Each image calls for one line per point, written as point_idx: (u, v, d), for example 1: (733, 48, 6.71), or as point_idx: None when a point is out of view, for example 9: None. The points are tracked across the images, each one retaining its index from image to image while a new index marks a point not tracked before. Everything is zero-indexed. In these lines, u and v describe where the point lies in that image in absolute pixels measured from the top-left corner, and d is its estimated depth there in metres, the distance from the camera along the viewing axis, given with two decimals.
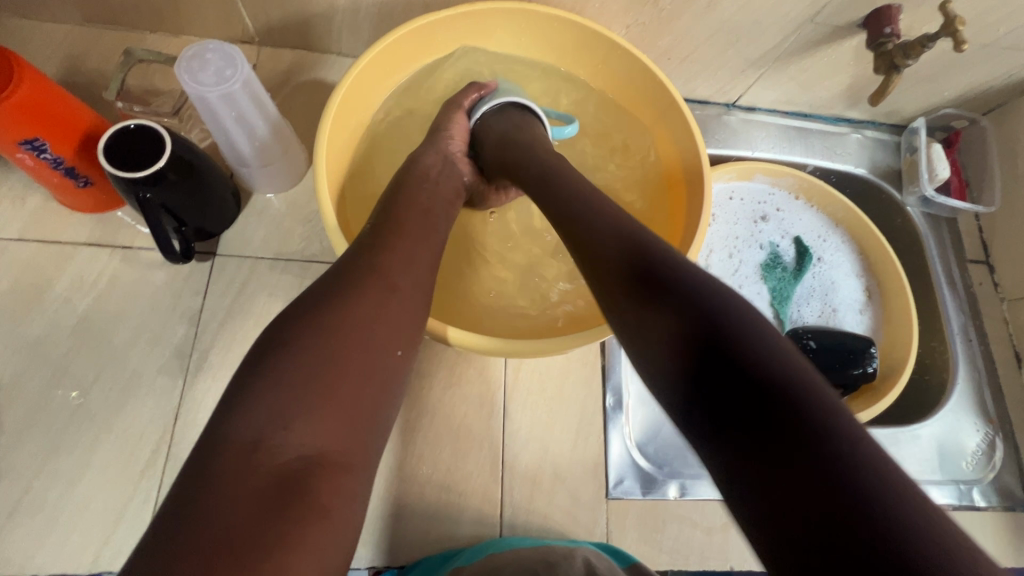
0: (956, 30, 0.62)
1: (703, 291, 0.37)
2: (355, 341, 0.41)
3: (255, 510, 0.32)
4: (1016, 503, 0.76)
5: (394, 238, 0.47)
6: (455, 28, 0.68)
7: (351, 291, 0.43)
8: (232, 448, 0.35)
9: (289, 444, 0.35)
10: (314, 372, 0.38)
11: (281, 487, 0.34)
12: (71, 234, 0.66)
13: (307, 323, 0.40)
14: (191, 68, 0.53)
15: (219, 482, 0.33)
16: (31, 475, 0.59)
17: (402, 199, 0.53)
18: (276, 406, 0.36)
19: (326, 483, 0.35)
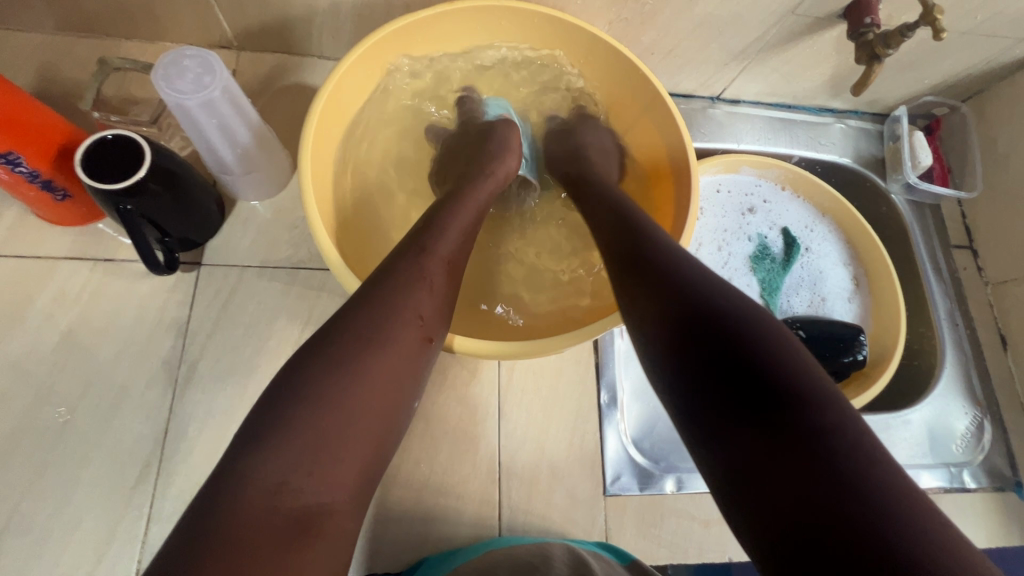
0: (935, 18, 0.62)
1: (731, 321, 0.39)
2: (383, 389, 0.41)
3: (273, 551, 0.33)
4: (1006, 484, 0.78)
5: (437, 279, 0.47)
6: (437, 28, 0.68)
7: (389, 338, 0.42)
8: (255, 486, 0.34)
9: (311, 488, 0.36)
10: (341, 418, 0.38)
11: (297, 527, 0.34)
12: (52, 247, 0.65)
13: (338, 361, 0.40)
14: (167, 75, 0.52)
15: (243, 519, 0.33)
16: (19, 495, 0.58)
17: (448, 228, 0.51)
18: (303, 448, 0.36)
19: (331, 525, 0.36)
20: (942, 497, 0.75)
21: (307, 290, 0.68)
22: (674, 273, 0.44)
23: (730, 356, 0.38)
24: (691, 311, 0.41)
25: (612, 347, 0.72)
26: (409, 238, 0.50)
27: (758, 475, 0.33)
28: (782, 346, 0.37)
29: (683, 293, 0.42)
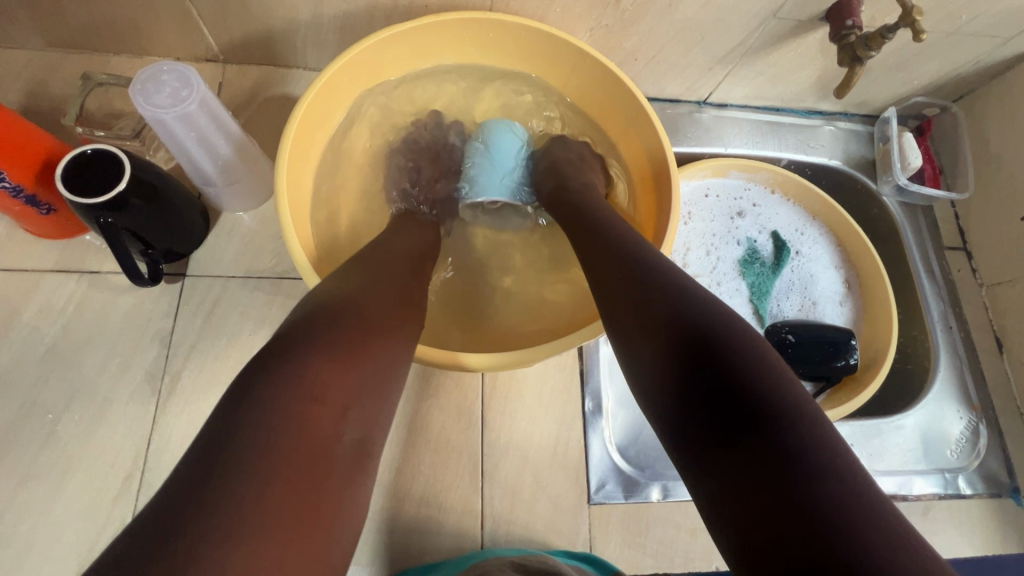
0: (914, 20, 0.62)
1: (717, 330, 0.40)
2: (387, 349, 0.45)
3: (315, 475, 0.35)
4: (1003, 490, 0.76)
5: (413, 272, 0.55)
6: (420, 40, 0.68)
7: (390, 307, 0.47)
8: (300, 408, 0.36)
9: (344, 422, 0.38)
10: (361, 362, 0.42)
11: (338, 457, 0.37)
12: (38, 260, 0.65)
13: (351, 316, 0.43)
14: (145, 90, 0.53)
15: (293, 437, 0.35)
16: (3, 505, 0.58)
17: (401, 235, 0.62)
18: (334, 378, 0.39)
19: (363, 463, 0.38)
20: (936, 504, 0.74)
21: (290, 299, 0.68)
22: (646, 270, 0.47)
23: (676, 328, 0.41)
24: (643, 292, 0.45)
25: (597, 353, 0.71)
26: (377, 245, 0.57)
27: (724, 478, 0.34)
28: (766, 358, 0.39)
29: (654, 287, 0.45)
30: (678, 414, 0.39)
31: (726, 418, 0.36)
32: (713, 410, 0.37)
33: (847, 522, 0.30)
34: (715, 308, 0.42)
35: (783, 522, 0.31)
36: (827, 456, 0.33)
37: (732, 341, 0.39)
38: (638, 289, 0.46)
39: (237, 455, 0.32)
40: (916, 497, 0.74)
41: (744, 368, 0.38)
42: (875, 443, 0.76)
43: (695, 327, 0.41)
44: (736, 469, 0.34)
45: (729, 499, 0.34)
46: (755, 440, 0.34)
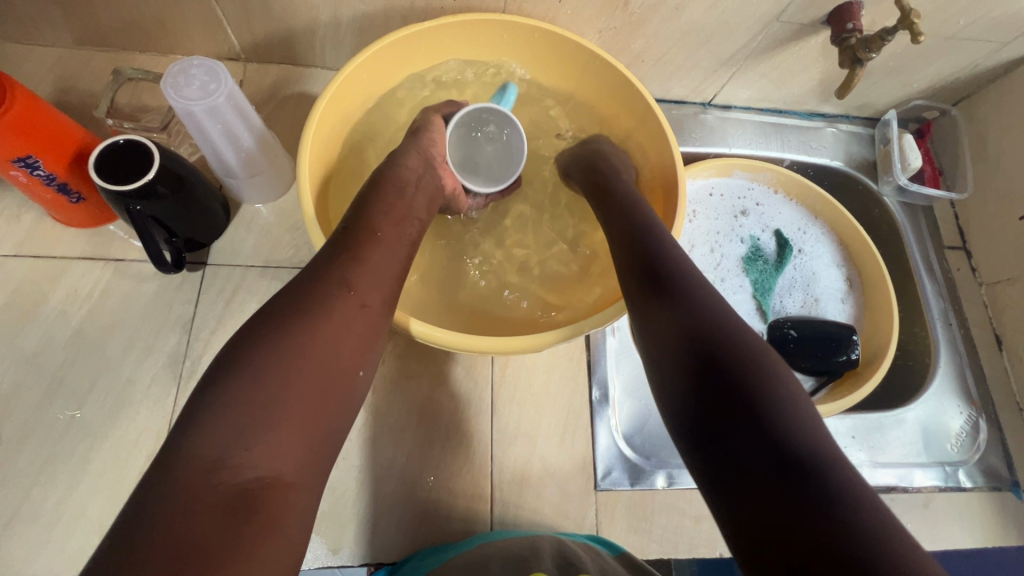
0: (912, 22, 0.64)
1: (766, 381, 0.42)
2: (313, 363, 0.43)
3: (214, 524, 0.35)
4: (1002, 484, 0.77)
5: (376, 252, 0.51)
6: (438, 40, 0.71)
7: (321, 310, 0.45)
8: (196, 463, 0.37)
9: (247, 465, 0.38)
10: (274, 388, 0.41)
11: (238, 501, 0.36)
12: (66, 248, 0.68)
13: (270, 340, 0.43)
14: (176, 83, 0.55)
15: (179, 495, 0.35)
16: (28, 484, 0.60)
17: (370, 203, 0.55)
18: (237, 424, 0.39)
19: (277, 501, 0.38)
20: (937, 496, 0.75)
21: None
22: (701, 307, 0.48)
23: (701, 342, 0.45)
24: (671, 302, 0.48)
25: (604, 344, 0.73)
26: (345, 222, 0.53)
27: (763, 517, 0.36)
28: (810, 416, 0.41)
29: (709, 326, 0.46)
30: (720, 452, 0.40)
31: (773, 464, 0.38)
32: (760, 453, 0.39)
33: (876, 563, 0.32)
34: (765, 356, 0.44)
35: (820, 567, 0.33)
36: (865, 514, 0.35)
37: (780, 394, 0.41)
38: (665, 299, 0.49)
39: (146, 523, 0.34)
40: (917, 489, 0.75)
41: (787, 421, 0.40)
42: (876, 436, 0.77)
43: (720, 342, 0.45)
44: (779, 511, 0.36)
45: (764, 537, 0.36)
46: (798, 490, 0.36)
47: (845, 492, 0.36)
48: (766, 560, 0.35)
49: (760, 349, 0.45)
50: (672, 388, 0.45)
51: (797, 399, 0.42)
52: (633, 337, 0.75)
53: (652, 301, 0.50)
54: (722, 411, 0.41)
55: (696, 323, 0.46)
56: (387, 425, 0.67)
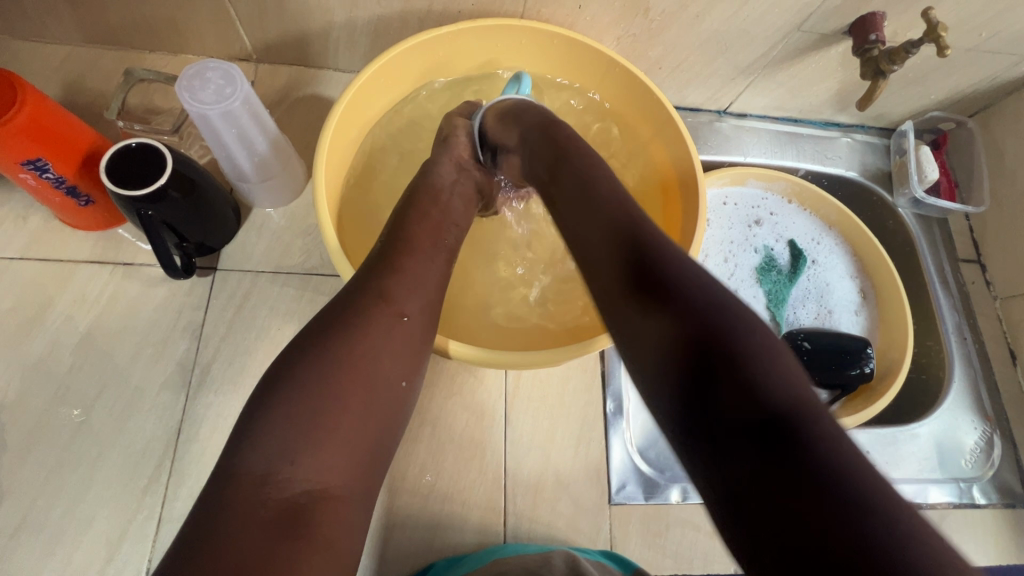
0: (939, 36, 0.64)
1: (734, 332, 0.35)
2: (357, 375, 0.42)
3: (262, 541, 0.35)
4: (1017, 500, 0.77)
5: (416, 261, 0.50)
6: (454, 45, 0.70)
7: (360, 321, 0.44)
8: (245, 479, 0.37)
9: (294, 478, 0.38)
10: (317, 402, 0.40)
11: (286, 517, 0.36)
12: (73, 251, 0.66)
13: (314, 353, 0.42)
14: (191, 86, 0.54)
15: (230, 512, 0.35)
16: (34, 493, 0.59)
17: (407, 212, 0.55)
18: (284, 437, 0.38)
19: (327, 515, 0.37)
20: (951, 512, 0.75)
21: (318, 295, 0.69)
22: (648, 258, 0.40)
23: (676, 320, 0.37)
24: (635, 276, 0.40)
25: (618, 355, 0.72)
26: (383, 235, 0.53)
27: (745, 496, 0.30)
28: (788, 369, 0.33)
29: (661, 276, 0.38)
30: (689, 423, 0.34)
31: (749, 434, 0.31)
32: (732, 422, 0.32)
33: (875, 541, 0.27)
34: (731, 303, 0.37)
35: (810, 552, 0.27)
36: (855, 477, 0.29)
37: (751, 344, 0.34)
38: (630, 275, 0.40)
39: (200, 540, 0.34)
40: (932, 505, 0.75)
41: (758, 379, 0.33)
42: (890, 451, 0.77)
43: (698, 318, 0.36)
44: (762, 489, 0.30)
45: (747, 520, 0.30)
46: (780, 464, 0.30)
47: (842, 469, 0.29)
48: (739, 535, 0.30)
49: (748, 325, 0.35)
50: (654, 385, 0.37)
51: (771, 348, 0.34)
52: None
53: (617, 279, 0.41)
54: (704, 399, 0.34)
55: (669, 301, 0.37)
56: None
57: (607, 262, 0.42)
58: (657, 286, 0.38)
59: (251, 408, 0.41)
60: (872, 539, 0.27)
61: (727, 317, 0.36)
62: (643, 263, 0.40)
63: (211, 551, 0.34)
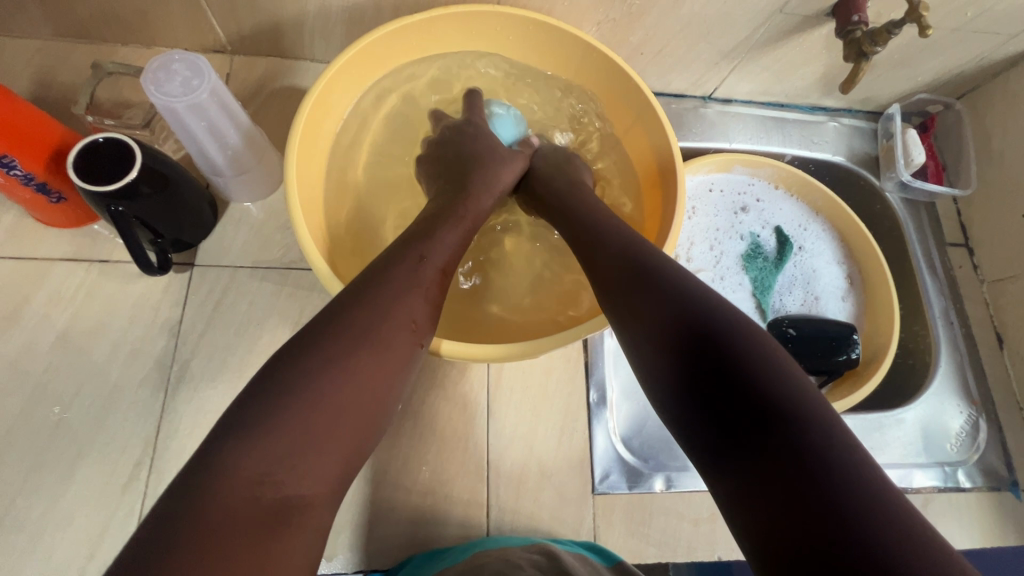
0: (921, 15, 0.63)
1: (735, 335, 0.41)
2: (366, 395, 0.42)
3: (251, 543, 0.34)
4: (1001, 483, 0.77)
5: (433, 288, 0.50)
6: (430, 33, 0.68)
7: (383, 342, 0.44)
8: (241, 478, 0.35)
9: (292, 483, 0.37)
10: (330, 418, 0.40)
11: (276, 521, 0.35)
12: (48, 248, 0.66)
13: (332, 363, 0.41)
14: (157, 79, 0.53)
15: (223, 507, 0.34)
16: (14, 491, 0.59)
17: (444, 234, 0.54)
18: (290, 443, 0.37)
19: (309, 523, 0.37)
20: (936, 496, 0.75)
21: (297, 290, 0.69)
22: (656, 273, 0.48)
23: (710, 365, 0.40)
24: (682, 319, 0.43)
25: (602, 345, 0.72)
26: (405, 245, 0.52)
27: (740, 476, 0.36)
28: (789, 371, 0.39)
29: (668, 292, 0.46)
30: (693, 414, 0.40)
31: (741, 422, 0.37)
32: (727, 408, 0.38)
33: (853, 505, 0.32)
34: (733, 313, 0.43)
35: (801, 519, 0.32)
36: (849, 460, 0.34)
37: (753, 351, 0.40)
38: (683, 318, 0.43)
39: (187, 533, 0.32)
40: (917, 489, 0.75)
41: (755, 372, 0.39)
42: (876, 436, 0.77)
43: (735, 358, 0.40)
44: (759, 464, 0.35)
45: (740, 494, 0.35)
46: (768, 446, 0.35)
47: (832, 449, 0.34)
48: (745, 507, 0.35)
49: (787, 372, 0.39)
50: (670, 391, 0.42)
51: (774, 354, 0.40)
52: None
53: (660, 319, 0.44)
54: (704, 392, 0.40)
55: (700, 331, 0.42)
56: None
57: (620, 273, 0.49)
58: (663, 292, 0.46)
59: (252, 400, 0.39)
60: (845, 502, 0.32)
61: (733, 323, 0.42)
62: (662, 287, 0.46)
63: (198, 552, 0.32)
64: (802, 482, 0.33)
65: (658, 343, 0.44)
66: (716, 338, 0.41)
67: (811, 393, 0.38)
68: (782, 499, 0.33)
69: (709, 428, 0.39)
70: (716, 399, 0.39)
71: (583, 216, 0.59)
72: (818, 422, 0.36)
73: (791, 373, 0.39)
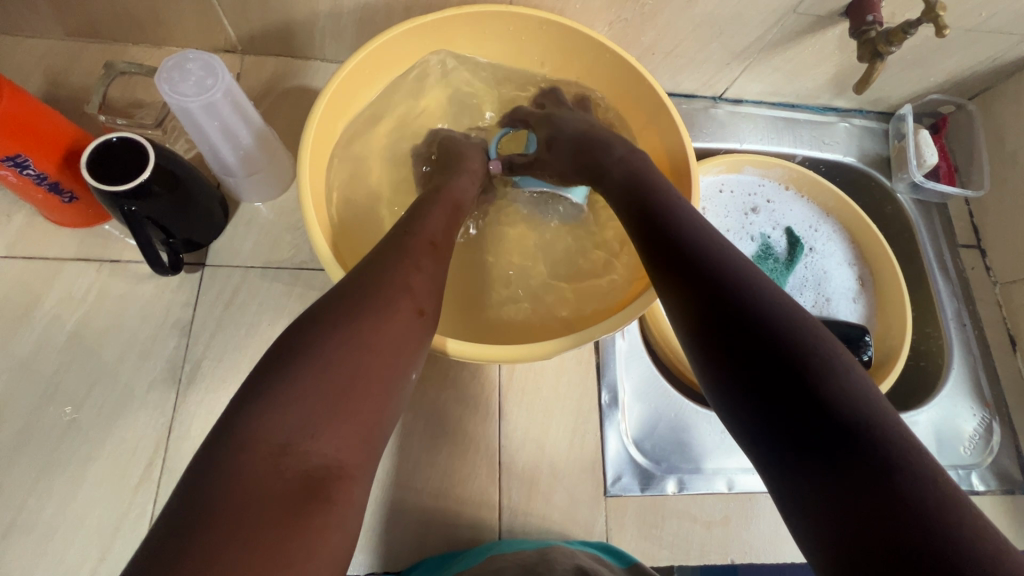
0: (937, 15, 0.62)
1: (780, 314, 0.39)
2: (378, 363, 0.41)
3: (278, 510, 0.33)
4: (1015, 486, 0.76)
5: (425, 258, 0.49)
6: (442, 33, 0.68)
7: (384, 308, 0.43)
8: (261, 447, 0.35)
9: (314, 453, 0.36)
10: (342, 385, 0.39)
11: (302, 489, 0.34)
12: (59, 248, 0.66)
13: (334, 333, 0.40)
14: (171, 78, 0.53)
15: (243, 479, 0.33)
16: (25, 492, 0.58)
17: (427, 213, 0.55)
18: (304, 412, 0.37)
19: (342, 492, 0.36)
20: None
21: (308, 290, 0.68)
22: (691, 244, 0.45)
23: (755, 343, 0.38)
24: (723, 301, 0.40)
25: (613, 346, 0.71)
26: (396, 228, 0.52)
27: (796, 468, 0.34)
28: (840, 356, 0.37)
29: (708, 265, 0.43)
30: (739, 396, 0.38)
31: (794, 407, 0.35)
32: (777, 393, 0.36)
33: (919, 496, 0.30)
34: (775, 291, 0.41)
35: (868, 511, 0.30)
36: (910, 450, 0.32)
37: (803, 332, 0.38)
38: (722, 292, 0.41)
39: (207, 506, 0.32)
40: None
41: (810, 354, 0.36)
42: None
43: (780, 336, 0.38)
44: (814, 452, 0.33)
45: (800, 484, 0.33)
46: (826, 434, 0.34)
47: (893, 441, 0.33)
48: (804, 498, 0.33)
49: (828, 345, 0.37)
50: (711, 368, 0.40)
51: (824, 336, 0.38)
52: (642, 338, 0.74)
53: (699, 302, 0.41)
54: (751, 371, 0.37)
55: (744, 306, 0.40)
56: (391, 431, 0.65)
57: (650, 247, 0.47)
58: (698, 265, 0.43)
59: (260, 379, 0.39)
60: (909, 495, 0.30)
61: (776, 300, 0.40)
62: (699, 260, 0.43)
63: (224, 517, 0.31)
64: (863, 469, 0.32)
65: (696, 327, 0.41)
66: (753, 311, 0.39)
67: (865, 381, 0.36)
68: (844, 489, 0.32)
69: (757, 411, 0.37)
70: (765, 380, 0.37)
71: (611, 188, 0.56)
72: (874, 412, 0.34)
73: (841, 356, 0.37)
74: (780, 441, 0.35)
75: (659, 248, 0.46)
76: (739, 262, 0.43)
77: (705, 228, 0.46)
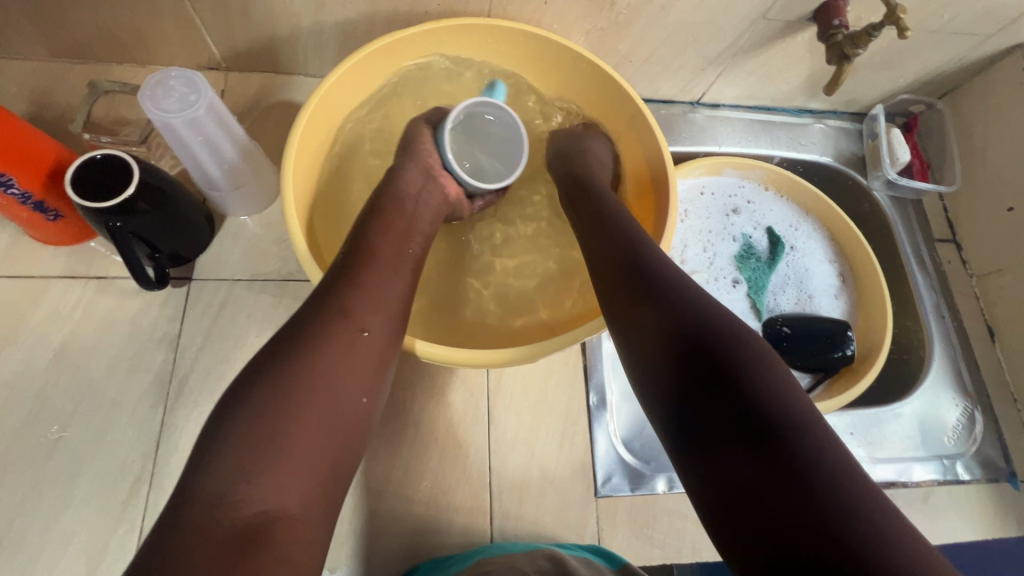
0: (898, 18, 0.64)
1: (725, 343, 0.43)
2: (315, 396, 0.42)
3: (213, 561, 0.34)
4: (1000, 475, 0.78)
5: (367, 276, 0.49)
6: (423, 47, 0.70)
7: (316, 339, 0.44)
8: (200, 499, 0.37)
9: (252, 498, 0.37)
10: (274, 425, 0.40)
11: (239, 537, 0.36)
12: (45, 266, 0.66)
13: (266, 375, 0.42)
14: (154, 96, 0.54)
15: (184, 532, 0.35)
16: (11, 512, 0.58)
17: (371, 221, 0.55)
18: (239, 460, 0.38)
19: (284, 535, 0.37)
20: (936, 489, 0.75)
21: (296, 301, 0.69)
22: (651, 277, 0.49)
23: (702, 371, 0.42)
24: (680, 334, 0.45)
25: (600, 348, 0.72)
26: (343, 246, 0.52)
27: (729, 484, 0.38)
28: (779, 381, 0.41)
29: (664, 298, 0.47)
30: (683, 419, 0.42)
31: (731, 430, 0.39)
32: (718, 416, 0.40)
33: (835, 508, 0.34)
34: (724, 322, 0.45)
35: (787, 521, 0.35)
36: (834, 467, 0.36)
37: (746, 360, 0.42)
38: (676, 326, 0.45)
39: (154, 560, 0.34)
40: (916, 483, 0.75)
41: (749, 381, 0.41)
42: (874, 431, 0.77)
43: (725, 364, 0.42)
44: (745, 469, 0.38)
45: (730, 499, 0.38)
46: (757, 453, 0.38)
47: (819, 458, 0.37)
48: (731, 511, 0.37)
49: (769, 371, 0.42)
50: (662, 392, 0.44)
51: (766, 363, 0.42)
52: None
53: (656, 334, 0.46)
54: (696, 394, 0.42)
55: (694, 336, 0.44)
56: (381, 439, 0.65)
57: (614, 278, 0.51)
58: (656, 297, 0.48)
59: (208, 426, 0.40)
60: (827, 506, 0.34)
61: (724, 329, 0.44)
62: (656, 293, 0.48)
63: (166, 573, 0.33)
64: (787, 483, 0.36)
65: (645, 355, 0.46)
66: (700, 340, 0.44)
67: (801, 403, 0.40)
68: (770, 503, 0.36)
69: (699, 432, 0.41)
70: (709, 403, 0.41)
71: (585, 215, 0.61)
72: (806, 432, 0.38)
73: (780, 381, 0.41)
74: (716, 459, 0.39)
75: (620, 274, 0.51)
76: (693, 294, 0.47)
77: (666, 262, 0.51)
